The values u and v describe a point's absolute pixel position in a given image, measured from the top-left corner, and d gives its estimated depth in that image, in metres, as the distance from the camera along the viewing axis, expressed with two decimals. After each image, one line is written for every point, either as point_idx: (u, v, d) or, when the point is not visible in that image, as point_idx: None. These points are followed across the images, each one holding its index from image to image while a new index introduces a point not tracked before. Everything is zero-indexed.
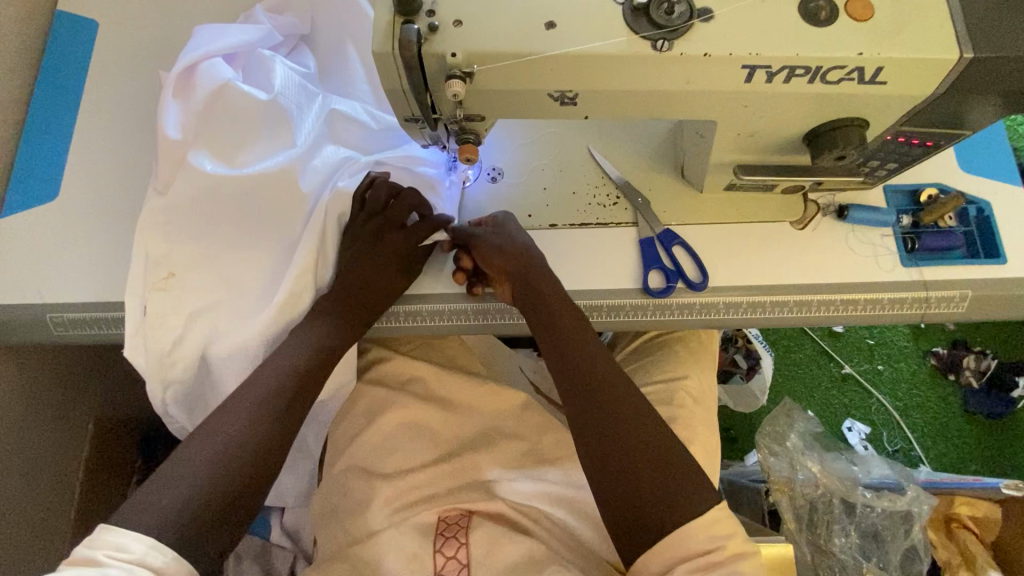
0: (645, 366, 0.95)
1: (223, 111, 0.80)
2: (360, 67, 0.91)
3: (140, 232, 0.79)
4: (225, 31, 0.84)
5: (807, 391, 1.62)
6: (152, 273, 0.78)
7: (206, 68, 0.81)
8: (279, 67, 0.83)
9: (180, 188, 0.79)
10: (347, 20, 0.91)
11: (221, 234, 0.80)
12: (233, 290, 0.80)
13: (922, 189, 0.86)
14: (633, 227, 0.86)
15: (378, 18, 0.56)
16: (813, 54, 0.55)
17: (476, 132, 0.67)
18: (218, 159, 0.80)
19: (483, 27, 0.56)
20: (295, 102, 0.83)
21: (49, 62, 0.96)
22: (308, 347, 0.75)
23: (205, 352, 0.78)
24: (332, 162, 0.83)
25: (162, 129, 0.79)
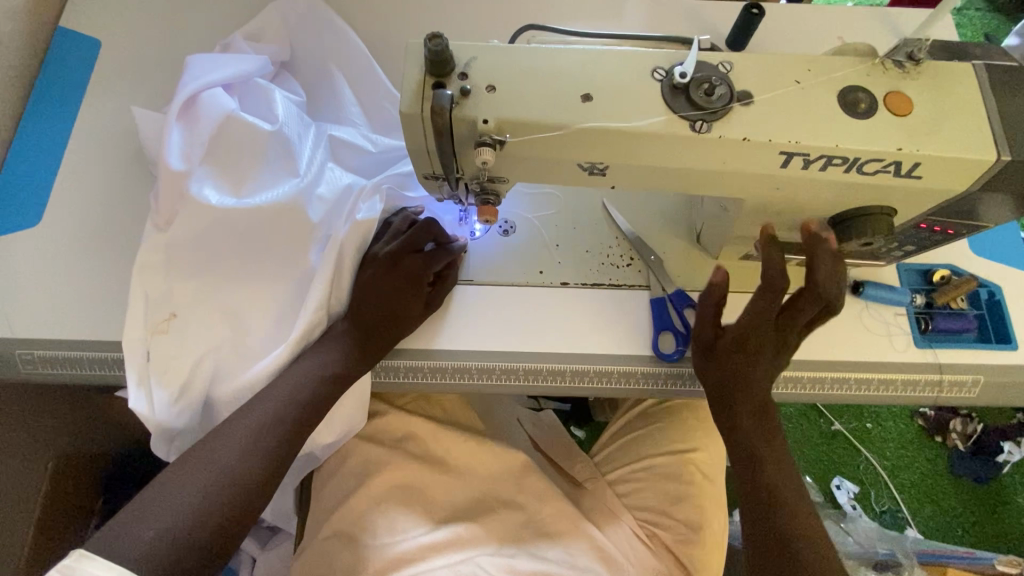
0: (650, 433, 0.92)
1: (229, 141, 0.76)
2: (348, 93, 0.89)
3: (137, 267, 0.72)
4: (221, 60, 0.80)
5: (796, 445, 1.60)
6: (152, 314, 0.72)
7: (206, 99, 0.76)
8: (278, 96, 0.80)
9: (181, 221, 0.72)
10: (328, 45, 0.90)
11: (227, 270, 0.75)
12: (239, 328, 0.75)
13: (934, 268, 0.86)
14: (646, 289, 0.83)
15: (409, 78, 0.54)
16: (852, 146, 0.54)
17: (497, 193, 0.65)
18: (224, 188, 0.75)
19: (518, 94, 0.54)
20: (298, 131, 0.80)
21: (42, 81, 0.92)
22: (314, 382, 0.71)
23: (211, 392, 0.74)
24: (341, 187, 0.79)
25: (163, 157, 0.72)
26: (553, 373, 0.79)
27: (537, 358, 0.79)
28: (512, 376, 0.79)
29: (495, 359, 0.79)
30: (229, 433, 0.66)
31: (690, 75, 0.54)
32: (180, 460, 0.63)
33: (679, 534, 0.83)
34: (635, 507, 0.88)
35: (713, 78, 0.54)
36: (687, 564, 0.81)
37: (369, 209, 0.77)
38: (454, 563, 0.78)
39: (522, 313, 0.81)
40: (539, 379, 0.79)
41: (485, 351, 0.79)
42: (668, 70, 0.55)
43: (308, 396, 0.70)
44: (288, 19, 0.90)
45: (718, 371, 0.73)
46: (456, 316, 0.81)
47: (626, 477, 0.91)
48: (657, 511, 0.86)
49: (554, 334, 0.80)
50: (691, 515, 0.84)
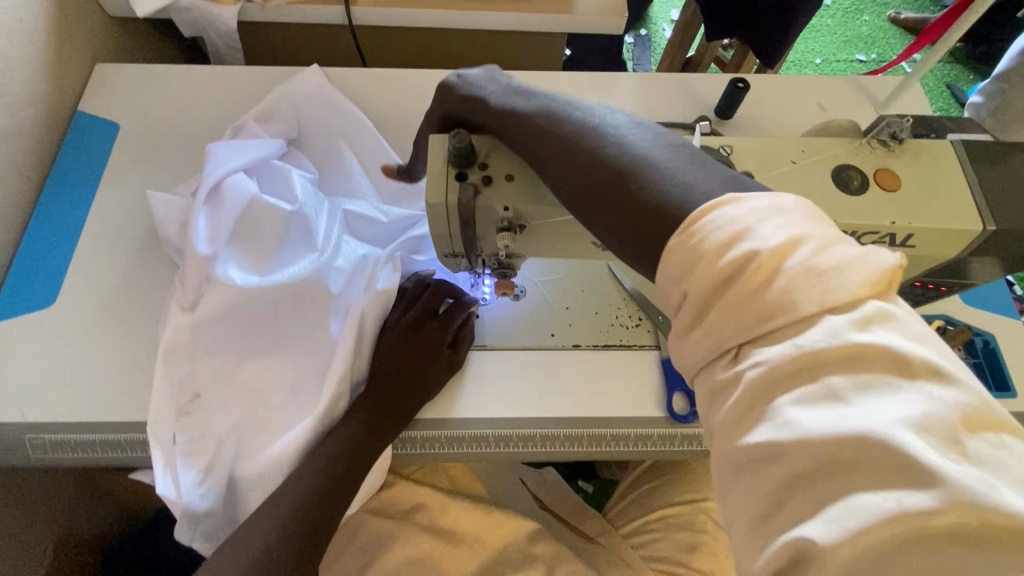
0: (663, 486, 0.98)
1: (251, 222, 0.78)
2: (357, 166, 0.92)
3: (164, 350, 0.74)
4: (241, 146, 0.84)
5: None
6: (177, 395, 0.73)
7: (228, 183, 0.79)
8: (296, 175, 0.83)
9: (206, 302, 0.74)
10: (337, 123, 0.95)
11: (250, 346, 0.75)
12: (261, 404, 0.74)
13: (929, 319, 0.89)
14: (655, 349, 0.86)
15: (433, 170, 0.58)
16: (849, 221, 0.58)
17: (514, 268, 0.67)
18: (248, 267, 0.77)
19: (536, 182, 0.58)
20: (315, 206, 0.82)
21: (61, 164, 0.95)
22: (344, 453, 0.72)
23: (234, 472, 0.73)
24: (360, 258, 0.81)
25: (191, 243, 0.75)
26: (569, 439, 0.81)
27: (553, 424, 0.80)
28: (530, 442, 0.80)
29: (512, 427, 0.80)
30: (272, 508, 0.68)
31: None
32: (217, 551, 0.65)
33: None
34: (651, 559, 0.92)
35: None
36: None
37: (389, 276, 0.79)
38: None
39: (536, 379, 0.82)
40: (556, 445, 0.81)
41: (502, 419, 0.80)
42: None
43: (340, 470, 0.71)
44: (297, 102, 0.95)
45: (670, 283, 0.42)
46: (470, 385, 0.81)
47: (642, 529, 0.96)
48: (672, 562, 0.90)
49: (570, 399, 0.81)
50: (705, 565, 0.89)
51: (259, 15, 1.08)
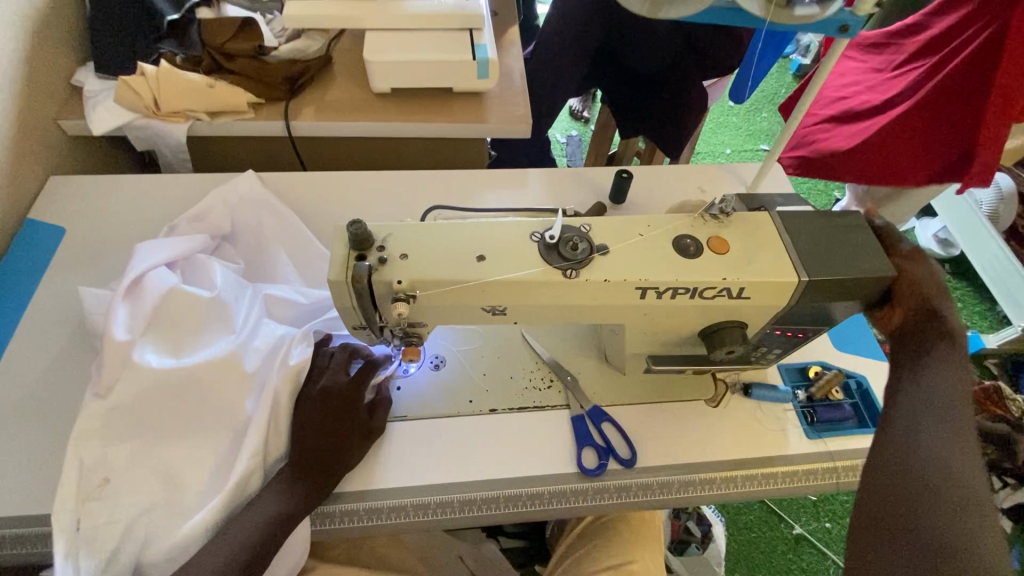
0: (591, 551, 0.97)
1: (171, 309, 0.84)
2: (281, 258, 1.01)
3: (76, 437, 0.77)
4: (167, 244, 0.92)
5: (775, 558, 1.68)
6: (86, 480, 0.76)
7: (151, 277, 0.86)
8: (218, 266, 0.91)
9: (122, 387, 0.78)
10: (264, 220, 1.05)
11: (162, 429, 0.79)
12: (172, 486, 0.77)
13: (808, 365, 1.00)
14: (566, 408, 0.92)
15: (335, 254, 0.67)
16: (689, 279, 0.70)
17: (418, 336, 0.75)
18: (166, 351, 0.82)
19: (424, 259, 0.68)
20: (235, 292, 0.90)
21: (6, 267, 1.01)
22: (262, 522, 0.74)
23: (138, 560, 0.73)
24: (278, 336, 0.87)
25: (110, 331, 0.79)
26: (487, 501, 0.84)
27: (470, 487, 0.84)
28: (448, 509, 0.83)
29: (431, 492, 0.83)
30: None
31: (558, 236, 0.69)
32: None
33: None
34: None
35: (575, 236, 0.70)
36: None
37: (301, 351, 0.85)
38: None
39: (455, 443, 0.87)
40: (474, 509, 0.83)
41: (420, 484, 0.84)
42: (542, 233, 0.70)
43: (256, 539, 0.73)
44: (230, 203, 1.04)
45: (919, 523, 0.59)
46: (391, 454, 0.86)
47: None
48: None
49: (486, 461, 0.86)
50: None
51: (207, 130, 1.21)
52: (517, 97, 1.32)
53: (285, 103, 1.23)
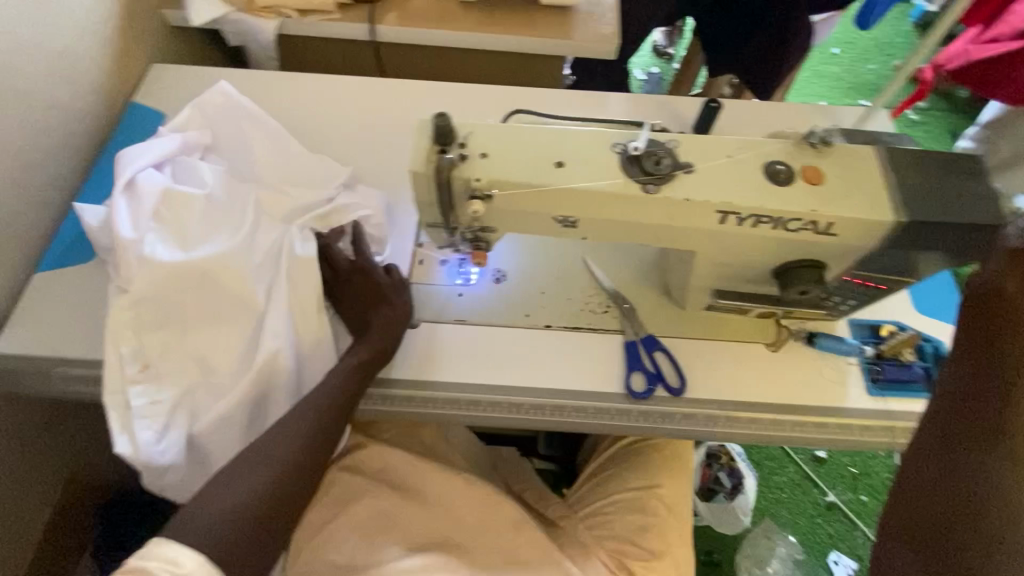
0: (620, 472, 1.00)
1: (172, 209, 0.86)
2: (268, 157, 0.98)
3: (110, 325, 0.81)
4: (144, 145, 0.91)
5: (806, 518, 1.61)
6: (125, 365, 0.80)
7: (144, 180, 0.87)
8: (207, 170, 0.91)
9: (143, 283, 0.81)
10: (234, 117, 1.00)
11: (184, 320, 0.83)
12: (206, 372, 0.82)
13: (882, 323, 0.95)
14: (621, 334, 0.93)
15: (419, 146, 0.68)
16: (777, 206, 0.67)
17: (487, 241, 0.77)
18: (178, 248, 0.84)
19: (505, 160, 0.68)
20: (220, 190, 0.90)
21: (113, 139, 1.08)
22: (301, 445, 0.75)
23: (187, 430, 0.81)
24: (277, 236, 0.88)
25: (116, 230, 0.82)
26: (535, 407, 0.89)
27: (520, 392, 0.88)
28: (498, 408, 0.89)
29: (483, 392, 0.88)
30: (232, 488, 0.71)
31: (642, 149, 0.67)
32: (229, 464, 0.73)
33: (645, 562, 0.91)
34: (604, 537, 0.96)
35: (660, 152, 0.68)
36: None
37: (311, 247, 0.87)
38: None
39: (509, 351, 0.90)
40: (523, 412, 0.89)
41: (474, 384, 0.87)
42: (626, 144, 0.69)
43: (335, 405, 0.79)
44: (205, 111, 1.00)
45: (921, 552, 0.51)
46: (447, 352, 0.89)
47: (599, 510, 0.99)
48: (623, 540, 0.94)
49: (538, 372, 0.89)
50: (655, 544, 0.92)
51: (295, 27, 1.23)
52: (606, 15, 1.24)
53: (371, 5, 1.23)
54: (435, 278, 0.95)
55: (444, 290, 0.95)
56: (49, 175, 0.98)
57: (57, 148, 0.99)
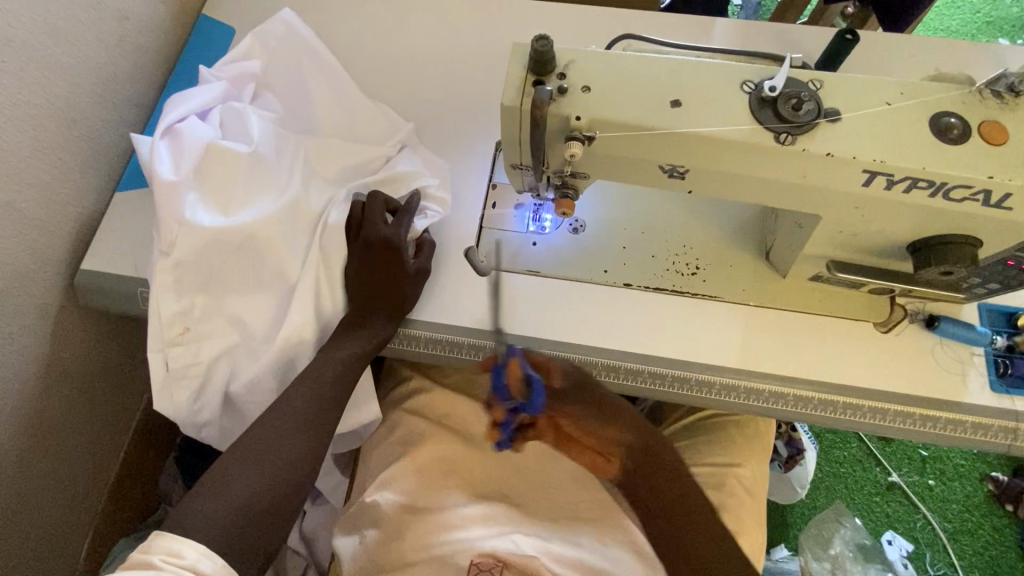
0: (696, 444, 1.00)
1: (216, 164, 0.80)
2: (324, 106, 0.92)
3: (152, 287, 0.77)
4: (189, 92, 0.85)
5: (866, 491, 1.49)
6: (166, 329, 0.78)
7: (192, 130, 0.81)
8: (254, 118, 0.84)
9: (184, 244, 0.77)
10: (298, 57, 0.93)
11: (223, 284, 0.79)
12: (244, 334, 0.80)
13: (1020, 312, 0.82)
14: (710, 300, 0.85)
15: (513, 75, 0.60)
16: (939, 169, 0.55)
17: (576, 189, 0.69)
18: (219, 210, 0.79)
19: (611, 96, 0.59)
20: (270, 146, 0.84)
21: (186, 55, 1.04)
22: (297, 441, 0.73)
23: (227, 389, 0.81)
24: (317, 200, 0.83)
25: (158, 180, 0.77)
26: (607, 369, 0.83)
27: (592, 352, 0.82)
28: None
29: (554, 348, 0.83)
30: (238, 493, 0.68)
31: (780, 90, 0.57)
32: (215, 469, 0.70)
33: None
34: None
35: (802, 94, 0.57)
36: None
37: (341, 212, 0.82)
38: (493, 536, 0.83)
39: (584, 308, 0.84)
40: (592, 372, 0.83)
41: (543, 339, 0.83)
42: (758, 84, 0.58)
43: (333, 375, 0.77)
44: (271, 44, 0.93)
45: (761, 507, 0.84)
46: (518, 304, 0.85)
47: None
48: None
49: (614, 333, 0.83)
50: (729, 523, 0.91)
51: None
52: None
53: None
54: (507, 225, 0.89)
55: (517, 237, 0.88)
56: (126, 92, 0.96)
57: (133, 64, 0.96)
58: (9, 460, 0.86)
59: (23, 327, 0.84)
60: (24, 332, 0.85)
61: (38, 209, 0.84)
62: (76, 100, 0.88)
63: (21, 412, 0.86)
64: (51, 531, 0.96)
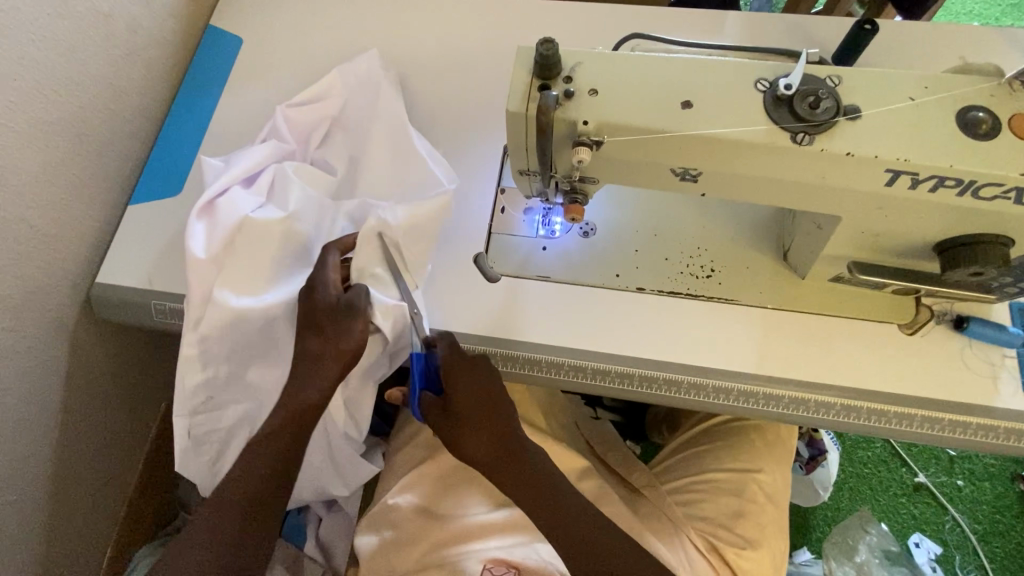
0: (714, 448, 0.97)
1: (250, 238, 0.80)
2: (374, 161, 0.90)
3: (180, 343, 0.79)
4: (235, 158, 0.85)
5: (892, 494, 1.44)
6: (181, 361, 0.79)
7: (235, 191, 0.83)
8: (298, 189, 0.83)
9: (211, 318, 0.77)
10: (380, 107, 0.92)
11: (249, 350, 0.80)
12: (263, 393, 0.81)
13: None
14: (727, 303, 0.83)
15: (517, 80, 0.58)
16: (967, 167, 0.53)
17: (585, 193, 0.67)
18: (246, 287, 0.79)
19: (619, 99, 0.57)
20: (309, 220, 0.83)
21: (195, 66, 1.05)
22: (260, 476, 0.75)
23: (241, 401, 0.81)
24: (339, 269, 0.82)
25: (189, 248, 0.78)
26: (620, 376, 0.81)
27: (605, 358, 0.81)
28: (579, 373, 0.82)
29: (564, 354, 0.81)
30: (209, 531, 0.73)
31: (796, 87, 0.55)
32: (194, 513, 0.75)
33: (738, 548, 0.87)
34: (695, 517, 0.92)
35: (820, 91, 0.55)
36: None
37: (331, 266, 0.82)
38: (508, 545, 0.84)
39: (595, 315, 0.83)
40: (606, 380, 0.81)
41: (553, 345, 0.81)
42: (772, 82, 0.56)
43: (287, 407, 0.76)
44: (348, 82, 0.94)
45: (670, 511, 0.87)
46: (530, 312, 0.83)
47: (688, 488, 0.96)
48: (716, 523, 0.90)
49: (628, 340, 0.81)
50: (750, 532, 0.88)
51: None
52: None
53: None
54: (515, 229, 0.88)
55: (526, 242, 0.87)
56: (136, 105, 0.97)
57: (142, 77, 0.97)
58: (32, 473, 0.87)
59: (42, 342, 0.86)
60: (44, 346, 0.86)
61: (53, 224, 0.86)
62: (87, 116, 0.89)
63: (41, 425, 0.88)
64: (76, 542, 0.98)
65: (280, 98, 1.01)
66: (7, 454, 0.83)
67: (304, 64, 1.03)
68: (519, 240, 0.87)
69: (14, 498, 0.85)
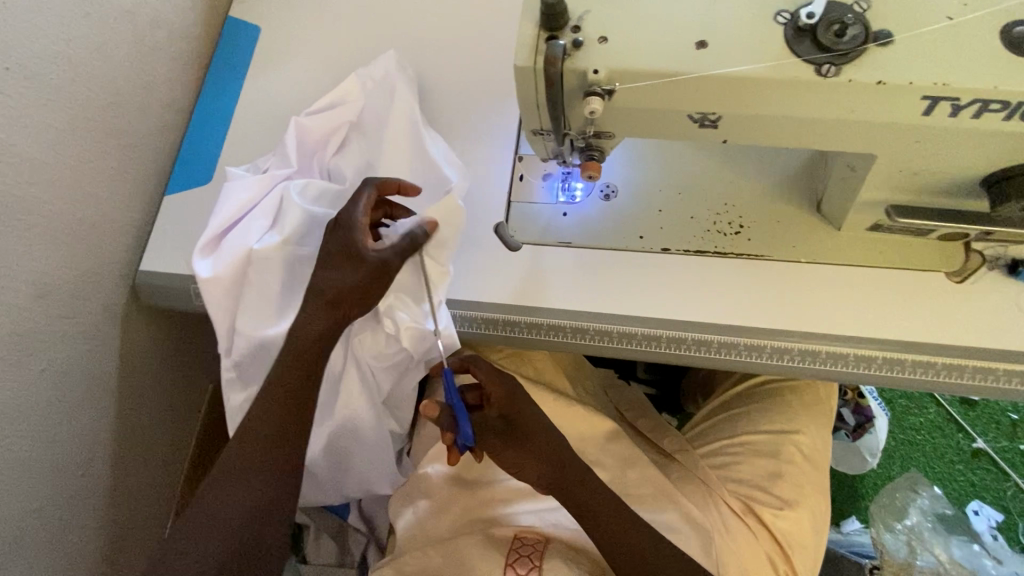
0: (750, 413, 0.95)
1: (257, 267, 0.80)
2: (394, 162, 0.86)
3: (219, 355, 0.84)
4: (240, 185, 0.84)
5: (949, 461, 1.37)
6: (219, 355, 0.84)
7: (245, 220, 0.83)
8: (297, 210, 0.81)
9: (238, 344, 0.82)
10: (393, 111, 0.88)
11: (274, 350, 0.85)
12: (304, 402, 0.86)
13: None
14: (755, 258, 0.79)
15: (524, 33, 0.57)
16: (1014, 88, 0.49)
17: (602, 149, 0.66)
18: (264, 316, 0.81)
19: (631, 44, 0.55)
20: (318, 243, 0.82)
21: (218, 56, 1.08)
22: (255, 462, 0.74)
23: None
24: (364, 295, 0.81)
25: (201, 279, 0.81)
26: (647, 339, 0.79)
27: (630, 322, 0.79)
28: (605, 337, 0.80)
29: (589, 319, 0.80)
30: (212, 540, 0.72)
31: (819, 16, 0.52)
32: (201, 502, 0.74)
33: (775, 509, 0.86)
34: (731, 480, 0.91)
35: (846, 17, 0.52)
36: (782, 539, 0.84)
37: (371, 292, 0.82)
38: (540, 511, 0.85)
39: (617, 277, 0.81)
40: (633, 343, 0.80)
41: (576, 310, 0.80)
42: (794, 13, 0.53)
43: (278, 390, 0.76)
44: (364, 88, 0.90)
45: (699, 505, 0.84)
46: (551, 278, 0.82)
47: (723, 451, 0.94)
48: (753, 486, 0.89)
49: (650, 300, 0.79)
50: (789, 493, 0.87)
51: None
52: None
53: None
54: (534, 197, 0.87)
55: (546, 207, 0.86)
56: (166, 100, 1.00)
57: (171, 71, 1.01)
58: (95, 449, 0.94)
59: (96, 326, 0.91)
60: (97, 331, 0.91)
61: (97, 215, 0.90)
62: (120, 110, 0.92)
63: (100, 405, 0.94)
64: (138, 514, 1.05)
65: (300, 82, 1.03)
66: (72, 432, 0.89)
67: (322, 46, 1.05)
68: (539, 207, 0.86)
69: (81, 472, 0.91)
